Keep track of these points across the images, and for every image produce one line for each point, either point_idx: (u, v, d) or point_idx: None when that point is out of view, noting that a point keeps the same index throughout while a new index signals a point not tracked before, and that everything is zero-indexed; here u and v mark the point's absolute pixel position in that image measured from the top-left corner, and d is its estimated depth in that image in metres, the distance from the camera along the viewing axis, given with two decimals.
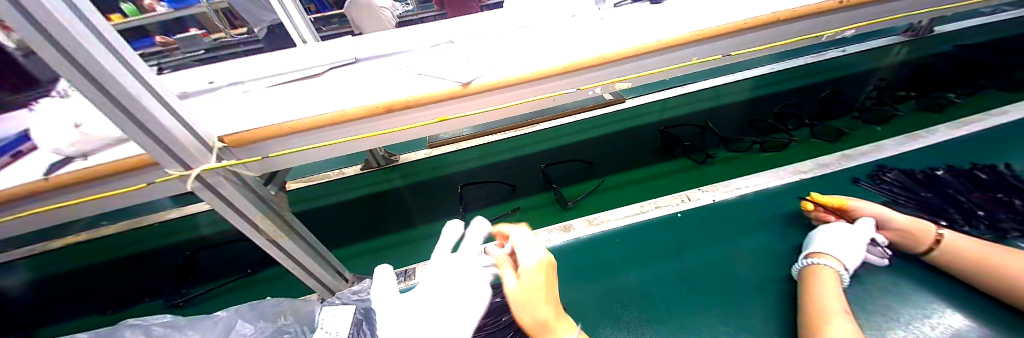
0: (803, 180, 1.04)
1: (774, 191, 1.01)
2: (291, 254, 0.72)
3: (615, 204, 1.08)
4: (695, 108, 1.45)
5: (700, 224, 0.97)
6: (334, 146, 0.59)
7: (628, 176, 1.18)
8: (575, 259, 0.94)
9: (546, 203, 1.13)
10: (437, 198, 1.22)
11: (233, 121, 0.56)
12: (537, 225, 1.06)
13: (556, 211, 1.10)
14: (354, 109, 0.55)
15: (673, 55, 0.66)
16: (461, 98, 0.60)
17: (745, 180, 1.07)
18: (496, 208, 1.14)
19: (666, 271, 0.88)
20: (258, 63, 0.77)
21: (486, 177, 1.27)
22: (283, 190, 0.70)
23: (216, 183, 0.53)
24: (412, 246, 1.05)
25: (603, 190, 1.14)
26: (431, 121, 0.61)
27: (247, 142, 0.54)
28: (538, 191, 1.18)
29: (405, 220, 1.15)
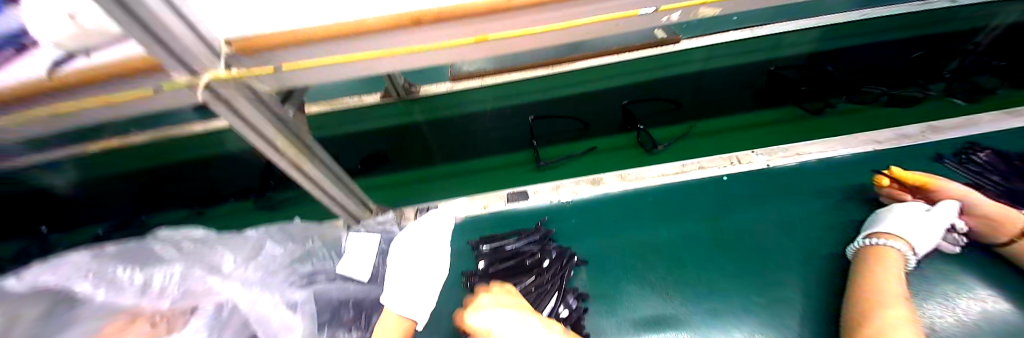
0: (873, 152, 0.92)
1: (840, 162, 0.90)
2: (314, 179, 0.70)
3: (705, 150, 1.07)
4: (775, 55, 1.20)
5: (745, 188, 0.89)
6: (350, 64, 0.51)
7: (721, 122, 1.12)
8: (602, 213, 0.90)
9: (627, 145, 1.12)
10: (497, 133, 1.19)
11: (244, 18, 0.46)
12: (620, 166, 1.08)
13: (638, 154, 1.09)
14: (375, 18, 0.45)
15: None
16: (505, 13, 0.47)
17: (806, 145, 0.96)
18: (566, 147, 1.15)
19: (700, 233, 0.83)
20: None
21: (563, 110, 1.19)
22: (302, 112, 0.66)
23: (227, 96, 0.49)
24: (488, 176, 1.12)
25: (689, 136, 1.11)
26: (468, 40, 0.50)
27: (257, 50, 0.46)
28: (615, 132, 1.15)
29: (480, 148, 1.19)
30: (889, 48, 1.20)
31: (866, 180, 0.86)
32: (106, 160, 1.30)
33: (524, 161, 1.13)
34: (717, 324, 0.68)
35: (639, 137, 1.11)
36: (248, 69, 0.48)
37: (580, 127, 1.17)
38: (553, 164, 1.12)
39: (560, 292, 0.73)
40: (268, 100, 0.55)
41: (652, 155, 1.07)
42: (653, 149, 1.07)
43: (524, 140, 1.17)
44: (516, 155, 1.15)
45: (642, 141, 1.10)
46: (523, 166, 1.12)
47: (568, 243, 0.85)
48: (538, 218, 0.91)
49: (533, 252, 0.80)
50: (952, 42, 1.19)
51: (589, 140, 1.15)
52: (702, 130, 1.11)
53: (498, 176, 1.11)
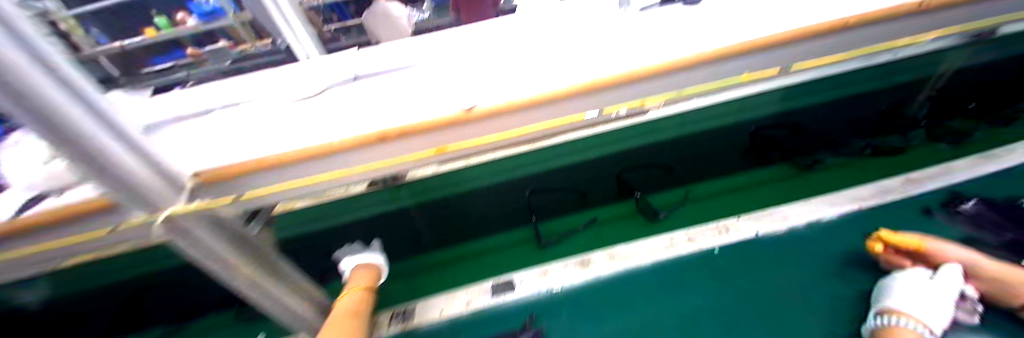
0: (861, 210, 0.91)
1: (826, 225, 0.89)
2: (270, 295, 0.66)
3: (714, 214, 1.00)
4: None
5: (738, 261, 0.86)
6: (318, 184, 0.52)
7: (718, 185, 1.09)
8: (594, 298, 0.85)
9: (626, 215, 1.06)
10: (491, 212, 1.13)
11: (229, 150, 0.50)
12: (624, 239, 0.99)
13: (639, 224, 1.02)
14: (342, 140, 0.49)
15: (736, 64, 0.51)
16: (464, 124, 0.50)
17: (793, 208, 0.94)
18: (566, 221, 1.10)
19: (698, 313, 0.79)
20: (256, 79, 0.71)
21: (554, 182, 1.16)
22: (267, 227, 0.65)
23: (190, 227, 0.48)
24: (484, 262, 1.03)
25: (690, 200, 1.06)
26: (427, 152, 0.52)
27: (228, 177, 0.48)
28: (613, 201, 1.11)
29: (477, 228, 1.14)
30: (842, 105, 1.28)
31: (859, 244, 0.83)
32: (76, 277, 1.24)
33: (523, 241, 1.07)
34: None
35: (639, 204, 1.05)
36: (214, 199, 0.49)
37: (576, 197, 1.11)
38: (554, 240, 1.04)
39: None
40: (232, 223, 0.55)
41: (654, 225, 1.00)
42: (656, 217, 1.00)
43: (521, 216, 1.13)
44: (515, 233, 1.10)
45: (642, 208, 1.04)
46: (522, 246, 1.05)
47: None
48: (527, 312, 0.86)
49: None
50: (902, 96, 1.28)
51: (586, 212, 1.10)
52: (700, 194, 1.07)
53: (489, 262, 1.04)
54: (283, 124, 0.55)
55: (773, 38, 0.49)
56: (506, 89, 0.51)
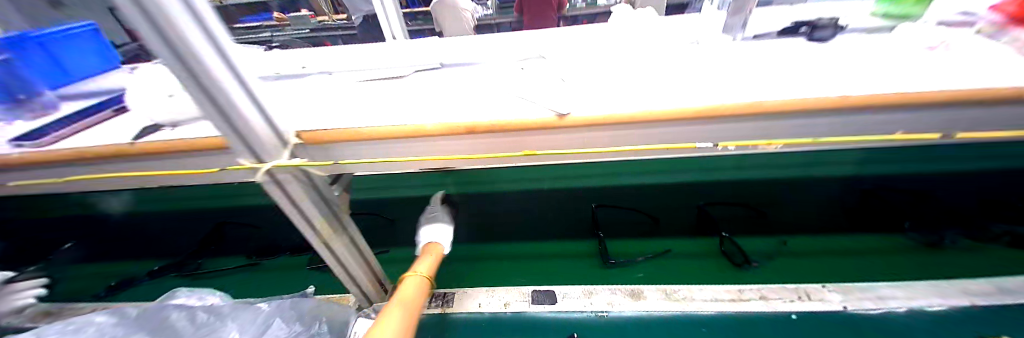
0: (975, 306, 0.77)
1: (930, 316, 0.76)
2: (338, 258, 0.69)
3: (811, 273, 0.88)
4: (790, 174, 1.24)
5: (814, 331, 0.76)
6: (397, 164, 0.53)
7: (818, 242, 0.97)
8: (642, 332, 0.79)
9: (707, 253, 0.97)
10: (557, 219, 1.14)
11: (325, 116, 0.52)
12: (702, 278, 0.90)
13: (725, 267, 0.92)
14: (434, 125, 0.48)
15: (892, 117, 0.42)
16: (555, 130, 0.49)
17: (887, 288, 0.82)
18: (636, 243, 1.03)
19: None
20: (352, 53, 0.75)
21: (623, 202, 1.19)
22: (346, 192, 0.66)
23: (284, 180, 0.51)
24: (543, 264, 0.99)
25: (786, 252, 0.95)
26: (515, 153, 0.51)
27: (322, 141, 0.49)
28: (694, 235, 1.03)
29: (540, 232, 1.10)
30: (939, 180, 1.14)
31: None
32: None
33: (587, 254, 1.00)
34: None
35: (722, 246, 0.97)
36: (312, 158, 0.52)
37: (649, 222, 1.09)
38: (620, 259, 0.97)
39: None
40: (319, 184, 0.57)
41: (744, 272, 0.90)
42: (744, 263, 0.91)
43: (586, 228, 1.10)
44: (580, 245, 1.03)
45: (727, 251, 0.96)
46: (584, 261, 0.98)
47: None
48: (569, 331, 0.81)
49: None
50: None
51: (660, 240, 1.03)
52: (798, 248, 0.95)
53: (549, 266, 0.98)
54: (375, 99, 0.57)
55: None
56: (606, 101, 0.49)
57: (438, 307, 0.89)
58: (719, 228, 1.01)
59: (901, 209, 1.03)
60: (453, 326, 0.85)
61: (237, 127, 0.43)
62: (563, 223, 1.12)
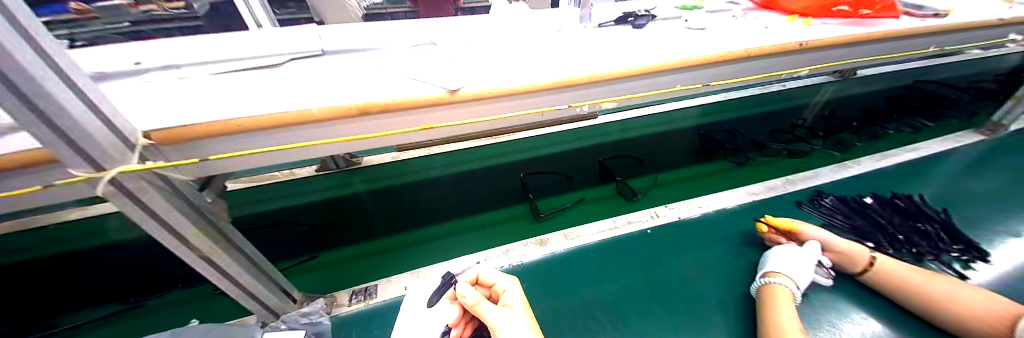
0: (754, 201, 1.16)
1: (733, 212, 1.11)
2: (227, 272, 0.60)
3: (678, 195, 1.20)
4: (651, 130, 1.57)
5: (667, 240, 1.03)
6: (285, 151, 0.52)
7: (681, 173, 1.30)
8: (552, 272, 0.94)
9: (608, 195, 1.20)
10: (487, 192, 1.22)
11: (185, 114, 0.48)
12: (607, 214, 1.12)
13: (621, 202, 1.17)
14: (321, 108, 0.49)
15: (655, 80, 0.67)
16: (447, 106, 0.56)
17: (705, 199, 1.16)
18: (558, 198, 1.19)
19: (635, 282, 0.91)
20: (208, 44, 0.67)
21: (544, 167, 1.35)
22: (222, 197, 0.60)
23: (138, 190, 0.44)
24: (483, 233, 1.06)
25: (662, 185, 1.25)
26: (413, 128, 0.56)
27: (187, 138, 0.46)
28: (598, 184, 1.26)
29: (472, 207, 1.17)
30: (735, 123, 1.62)
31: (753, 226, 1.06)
32: None
33: (522, 214, 1.13)
34: None
35: (619, 186, 1.22)
36: (167, 161, 0.48)
37: (563, 179, 1.28)
38: (552, 213, 1.13)
39: None
40: (187, 191, 0.51)
41: (634, 203, 1.17)
42: (634, 196, 1.17)
43: (518, 194, 1.21)
44: (514, 209, 1.15)
45: (622, 190, 1.21)
46: (520, 220, 1.10)
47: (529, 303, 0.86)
48: None
49: None
50: (780, 120, 1.66)
51: (573, 193, 1.22)
52: (666, 181, 1.27)
53: (494, 233, 1.06)
54: (248, 90, 0.53)
55: (681, 62, 0.65)
56: (486, 78, 0.58)
57: (361, 302, 0.86)
58: (614, 176, 1.27)
59: (727, 143, 1.45)
60: (382, 314, 0.84)
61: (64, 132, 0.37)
62: (479, 199, 1.20)
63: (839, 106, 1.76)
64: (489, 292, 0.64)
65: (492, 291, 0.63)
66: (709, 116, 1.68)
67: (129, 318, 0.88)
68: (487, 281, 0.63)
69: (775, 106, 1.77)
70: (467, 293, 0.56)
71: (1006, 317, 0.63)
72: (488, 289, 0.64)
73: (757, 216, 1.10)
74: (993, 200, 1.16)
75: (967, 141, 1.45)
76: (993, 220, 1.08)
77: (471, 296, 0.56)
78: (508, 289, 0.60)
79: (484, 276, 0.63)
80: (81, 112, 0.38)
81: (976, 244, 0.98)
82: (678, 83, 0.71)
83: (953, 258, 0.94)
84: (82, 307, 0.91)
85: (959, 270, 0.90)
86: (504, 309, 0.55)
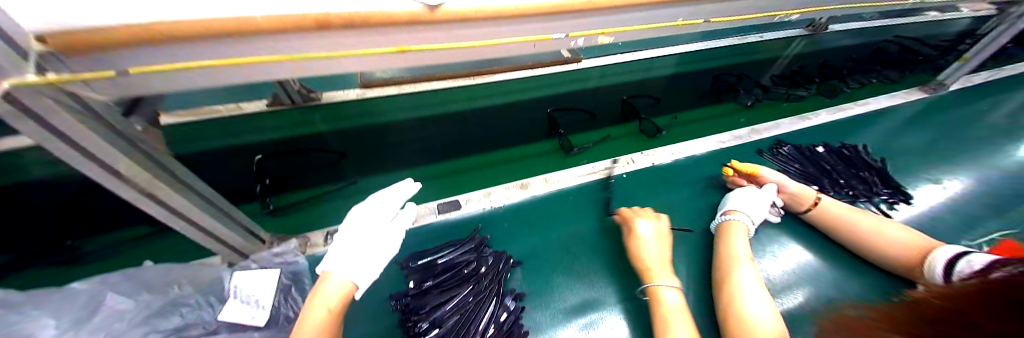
0: (723, 148, 1.22)
1: (705, 157, 1.17)
2: (178, 210, 0.55)
3: (692, 133, 1.33)
4: (632, 77, 1.55)
5: (639, 182, 1.07)
6: (222, 70, 0.44)
7: (693, 114, 1.42)
8: (529, 214, 0.96)
9: (630, 133, 1.31)
10: (514, 127, 1.27)
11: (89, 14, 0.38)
12: (629, 150, 1.24)
13: (641, 140, 1.28)
14: (269, 18, 0.40)
15: (654, 13, 0.63)
16: (427, 25, 0.49)
17: (676, 146, 1.21)
18: (586, 136, 1.29)
19: (608, 221, 0.96)
20: None
21: (568, 104, 1.40)
22: (151, 125, 0.51)
23: (41, 110, 0.36)
24: (520, 165, 1.15)
25: (681, 123, 1.37)
26: (389, 50, 0.49)
27: (96, 47, 0.37)
28: (621, 123, 1.35)
29: (501, 141, 1.22)
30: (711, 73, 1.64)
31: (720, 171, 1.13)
32: None
33: (551, 150, 1.21)
34: (628, 301, 0.80)
35: (641, 125, 1.32)
36: (74, 73, 0.39)
37: (588, 118, 1.36)
38: (586, 147, 1.24)
39: (498, 297, 0.76)
40: (104, 114, 0.42)
41: (655, 140, 1.28)
42: (656, 134, 1.28)
43: (547, 129, 1.27)
44: (545, 144, 1.23)
45: (644, 129, 1.31)
46: (548, 154, 1.19)
47: (503, 244, 0.88)
48: (471, 226, 0.91)
49: (470, 260, 0.81)
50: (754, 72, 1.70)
51: (601, 130, 1.31)
52: (685, 119, 1.39)
53: (528, 165, 1.15)
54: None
55: None
56: None
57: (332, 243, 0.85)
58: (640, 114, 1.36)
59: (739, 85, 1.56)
60: None
61: None
62: (460, 142, 1.18)
63: (809, 60, 1.82)
64: None
65: None
66: (689, 65, 1.68)
67: (149, 243, 0.86)
68: None
69: (752, 58, 1.79)
70: None
71: (926, 250, 0.73)
72: None
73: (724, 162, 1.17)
74: (924, 150, 1.29)
75: (912, 97, 1.58)
76: (919, 168, 1.22)
77: None
78: None
79: None
80: None
81: (902, 189, 1.12)
82: (673, 19, 0.67)
83: (881, 201, 1.07)
84: (100, 232, 0.87)
85: (882, 210, 1.04)
86: None
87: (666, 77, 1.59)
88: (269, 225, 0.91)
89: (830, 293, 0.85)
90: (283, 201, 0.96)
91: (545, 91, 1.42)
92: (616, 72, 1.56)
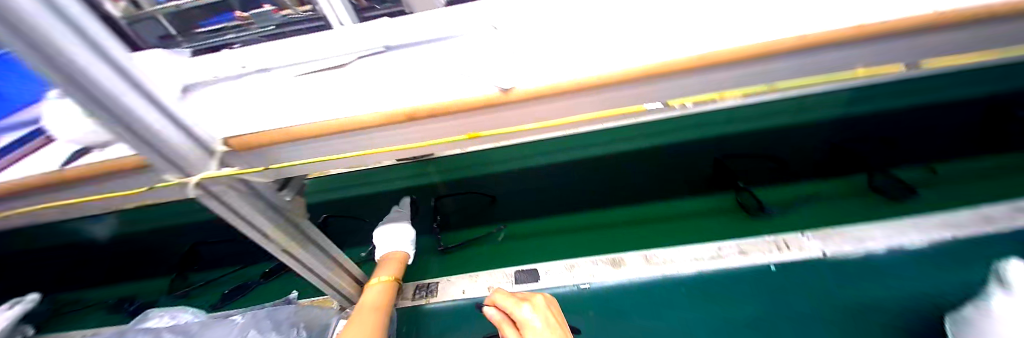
0: (956, 238, 0.86)
1: (910, 253, 0.86)
2: (302, 263, 0.65)
3: (974, 195, 0.93)
4: (773, 121, 1.21)
5: (789, 275, 0.86)
6: (345, 159, 0.53)
7: (963, 166, 1.00)
8: (634, 293, 0.88)
9: (851, 191, 0.99)
10: (676, 174, 1.11)
11: (255, 118, 0.48)
12: (857, 215, 0.93)
13: (877, 201, 0.96)
14: (367, 115, 0.46)
15: (822, 57, 0.43)
16: (500, 107, 0.47)
17: (868, 227, 0.91)
18: (778, 189, 1.03)
19: (731, 318, 0.81)
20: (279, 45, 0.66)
21: (740, 147, 1.15)
22: (298, 195, 0.64)
23: (219, 192, 0.48)
24: (688, 222, 0.99)
25: (948, 180, 0.97)
26: (459, 137, 0.50)
27: (257, 146, 0.48)
28: (834, 175, 1.03)
29: (673, 189, 1.07)
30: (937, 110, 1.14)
31: (927, 277, 0.82)
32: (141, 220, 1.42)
33: (729, 208, 1.00)
34: None
35: (871, 180, 0.99)
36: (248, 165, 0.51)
37: (775, 166, 1.08)
38: (777, 206, 1.00)
39: None
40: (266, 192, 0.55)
41: (901, 204, 0.94)
42: (908, 196, 0.94)
43: (723, 181, 1.06)
44: (721, 199, 1.03)
45: (884, 188, 0.97)
46: (730, 212, 0.99)
47: (598, 324, 0.84)
48: (579, 300, 0.89)
49: None
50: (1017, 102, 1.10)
51: (805, 183, 1.03)
52: (951, 173, 0.98)
53: (700, 224, 0.98)
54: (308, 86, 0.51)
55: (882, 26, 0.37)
56: (550, 67, 0.46)
57: (423, 298, 0.95)
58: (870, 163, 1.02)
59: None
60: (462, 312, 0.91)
61: (164, 154, 0.42)
62: (563, 195, 1.12)
63: None
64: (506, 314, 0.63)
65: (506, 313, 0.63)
66: (896, 99, 1.20)
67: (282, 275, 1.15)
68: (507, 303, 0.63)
69: (1017, 84, 1.15)
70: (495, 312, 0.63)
71: None
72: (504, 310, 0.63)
73: (939, 262, 0.84)
74: None
75: None
76: None
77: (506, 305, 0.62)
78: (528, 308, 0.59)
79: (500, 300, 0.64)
80: (173, 134, 0.41)
81: None
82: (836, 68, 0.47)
83: None
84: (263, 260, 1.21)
85: None
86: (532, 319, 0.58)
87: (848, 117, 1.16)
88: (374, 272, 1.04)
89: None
90: (450, 241, 1.08)
91: (680, 128, 1.24)
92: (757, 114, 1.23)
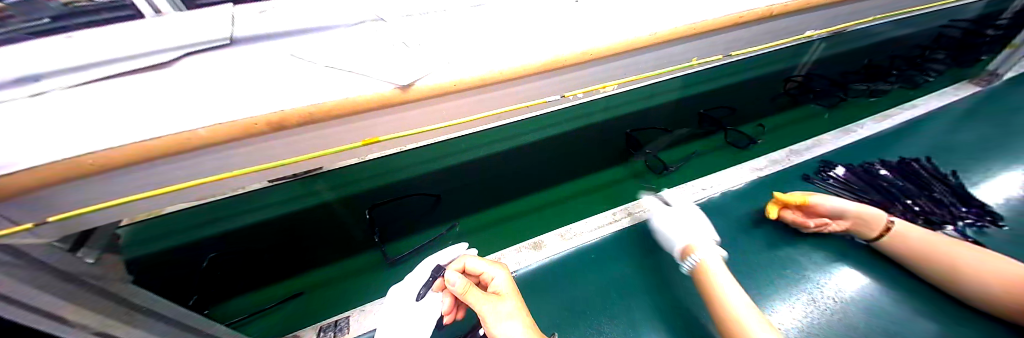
0: (782, 169, 1.10)
1: (755, 186, 1.04)
2: None
3: (795, 138, 1.28)
4: (642, 105, 1.45)
5: None
6: (183, 192, 0.40)
7: (776, 119, 1.38)
8: (549, 266, 0.85)
9: (717, 147, 1.26)
10: (590, 151, 1.24)
11: (30, 145, 0.33)
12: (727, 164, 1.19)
13: (735, 152, 1.24)
14: (208, 128, 0.34)
15: (662, 52, 0.56)
16: (399, 106, 0.42)
17: (721, 178, 1.10)
18: (672, 153, 1.24)
19: (634, 266, 0.85)
20: (39, 41, 0.45)
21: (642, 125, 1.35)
22: (113, 255, 0.46)
23: None
24: (601, 194, 1.10)
25: (770, 130, 1.33)
26: (354, 144, 0.43)
27: (22, 190, 0.32)
28: (704, 136, 1.31)
29: (596, 163, 1.20)
30: (750, 88, 1.54)
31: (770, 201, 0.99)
32: None
33: (644, 170, 1.18)
34: None
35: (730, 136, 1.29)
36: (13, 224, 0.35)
37: (666, 134, 1.31)
38: (678, 165, 1.20)
39: None
40: (54, 257, 0.38)
41: (749, 151, 1.24)
42: (752, 144, 1.25)
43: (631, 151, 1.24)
44: (635, 165, 1.19)
45: (734, 140, 1.28)
46: (642, 175, 1.16)
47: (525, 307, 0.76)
48: None
49: None
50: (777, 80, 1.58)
51: (688, 145, 1.27)
52: (772, 126, 1.34)
53: (612, 193, 1.11)
54: (135, 94, 0.39)
55: (685, 31, 0.54)
56: (451, 61, 0.43)
57: None
58: (723, 125, 1.34)
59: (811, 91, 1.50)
60: None
61: None
62: (481, 192, 1.08)
63: (836, 62, 1.67)
64: (479, 280, 0.64)
65: (481, 279, 0.64)
66: (719, 82, 1.58)
67: None
68: (476, 270, 0.63)
69: (776, 68, 1.65)
70: (454, 280, 0.56)
71: None
72: (476, 277, 0.64)
73: (775, 188, 1.03)
74: (990, 143, 1.10)
75: (963, 92, 1.38)
76: (994, 166, 1.03)
77: (459, 283, 0.56)
78: (498, 277, 0.60)
79: (471, 265, 0.64)
80: None
81: (988, 207, 0.92)
82: (679, 58, 0.60)
83: (967, 225, 0.89)
84: None
85: (968, 236, 0.86)
86: (491, 298, 0.56)
87: (695, 97, 1.48)
88: (254, 327, 0.76)
89: (893, 327, 0.70)
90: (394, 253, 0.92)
91: (574, 118, 1.38)
92: (631, 101, 1.45)
